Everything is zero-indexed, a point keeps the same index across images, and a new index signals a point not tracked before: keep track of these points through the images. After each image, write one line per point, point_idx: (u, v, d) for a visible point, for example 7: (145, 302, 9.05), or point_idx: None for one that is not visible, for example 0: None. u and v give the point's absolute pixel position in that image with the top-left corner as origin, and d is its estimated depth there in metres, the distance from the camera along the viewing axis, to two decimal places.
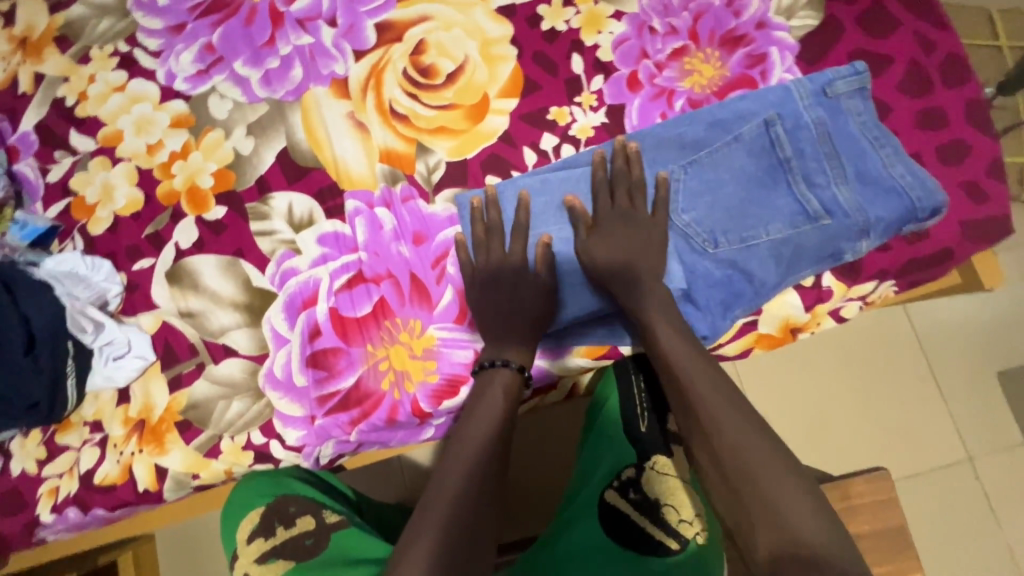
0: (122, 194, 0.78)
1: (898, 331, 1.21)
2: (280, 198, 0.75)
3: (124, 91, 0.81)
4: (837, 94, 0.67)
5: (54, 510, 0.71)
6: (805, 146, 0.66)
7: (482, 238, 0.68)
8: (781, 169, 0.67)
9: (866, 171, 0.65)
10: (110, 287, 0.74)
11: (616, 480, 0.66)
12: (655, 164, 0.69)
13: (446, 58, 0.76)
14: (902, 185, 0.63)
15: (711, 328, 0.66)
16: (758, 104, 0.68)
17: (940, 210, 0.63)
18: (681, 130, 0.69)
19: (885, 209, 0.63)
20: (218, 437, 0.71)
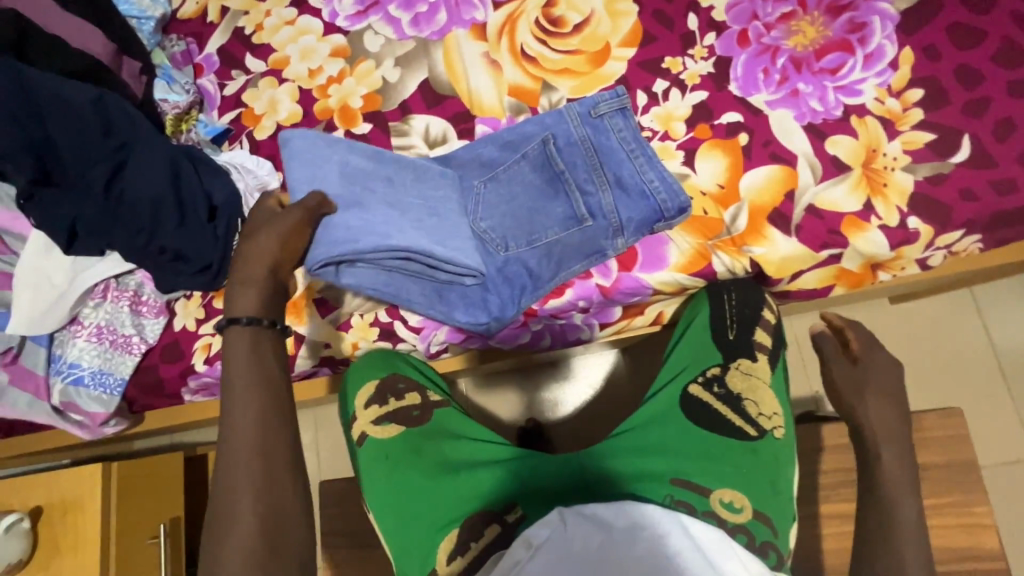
0: (285, 109, 0.92)
1: (965, 325, 1.20)
2: (419, 119, 0.87)
3: (293, 25, 0.95)
4: (601, 113, 0.78)
5: (206, 361, 0.84)
6: (575, 160, 0.77)
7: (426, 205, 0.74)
8: (558, 181, 0.77)
9: (622, 178, 0.76)
10: (270, 180, 0.87)
11: (701, 376, 0.76)
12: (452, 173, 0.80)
13: (574, 11, 0.86)
14: (651, 189, 0.74)
15: (500, 312, 0.77)
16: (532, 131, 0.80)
17: (686, 208, 0.73)
18: (478, 151, 0.81)
19: (634, 210, 0.74)
20: (349, 314, 0.82)
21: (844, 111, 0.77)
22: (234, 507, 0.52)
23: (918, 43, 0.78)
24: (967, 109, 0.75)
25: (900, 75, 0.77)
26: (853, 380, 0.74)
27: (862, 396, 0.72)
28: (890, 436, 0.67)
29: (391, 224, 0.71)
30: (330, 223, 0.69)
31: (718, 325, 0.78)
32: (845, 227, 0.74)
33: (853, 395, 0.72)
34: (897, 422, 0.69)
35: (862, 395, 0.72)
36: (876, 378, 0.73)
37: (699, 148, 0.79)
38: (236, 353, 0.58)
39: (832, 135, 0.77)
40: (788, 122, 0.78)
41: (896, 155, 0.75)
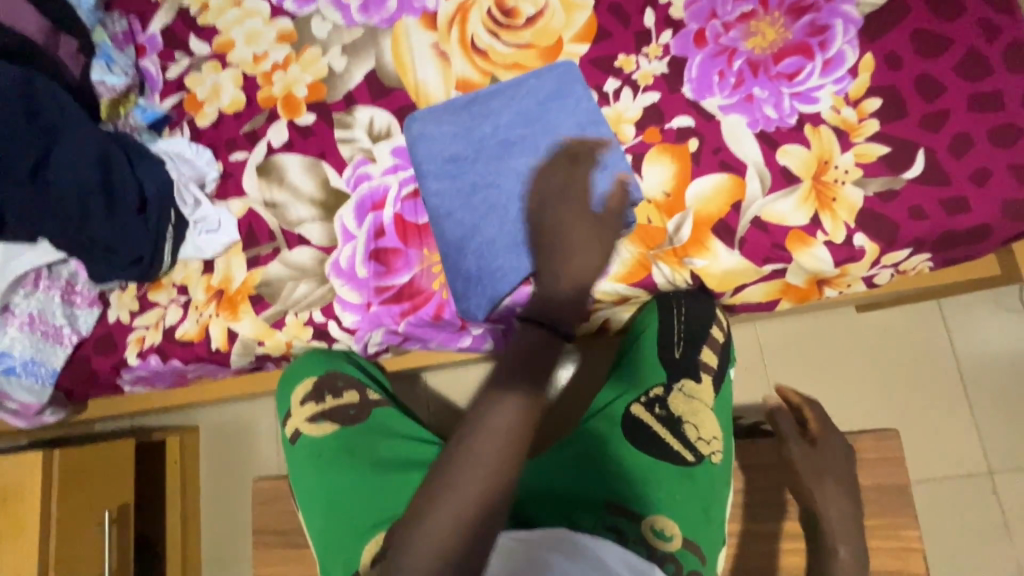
0: (228, 95, 0.88)
1: (929, 337, 1.19)
2: (364, 112, 0.84)
3: (240, 6, 0.91)
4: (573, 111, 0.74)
5: (139, 355, 0.82)
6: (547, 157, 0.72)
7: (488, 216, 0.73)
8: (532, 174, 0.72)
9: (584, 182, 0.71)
10: (209, 171, 0.84)
11: (644, 396, 0.76)
12: (428, 162, 0.76)
13: (528, 2, 0.83)
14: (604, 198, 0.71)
15: (469, 309, 0.75)
16: (524, 101, 0.75)
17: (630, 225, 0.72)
18: (454, 138, 0.76)
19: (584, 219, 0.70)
20: (284, 312, 0.80)
21: (798, 119, 0.74)
22: (455, 486, 0.52)
23: (879, 50, 0.74)
24: (923, 122, 0.72)
25: (859, 83, 0.74)
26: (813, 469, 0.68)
27: (821, 483, 0.67)
28: (842, 531, 0.64)
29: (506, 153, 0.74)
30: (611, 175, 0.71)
31: (665, 343, 0.78)
32: (790, 242, 0.71)
33: (808, 479, 0.68)
34: (854, 514, 0.66)
35: (820, 479, 0.68)
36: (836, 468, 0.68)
37: (647, 154, 0.76)
38: (532, 350, 0.58)
39: (784, 145, 0.74)
40: (740, 129, 0.75)
41: (847, 168, 0.72)
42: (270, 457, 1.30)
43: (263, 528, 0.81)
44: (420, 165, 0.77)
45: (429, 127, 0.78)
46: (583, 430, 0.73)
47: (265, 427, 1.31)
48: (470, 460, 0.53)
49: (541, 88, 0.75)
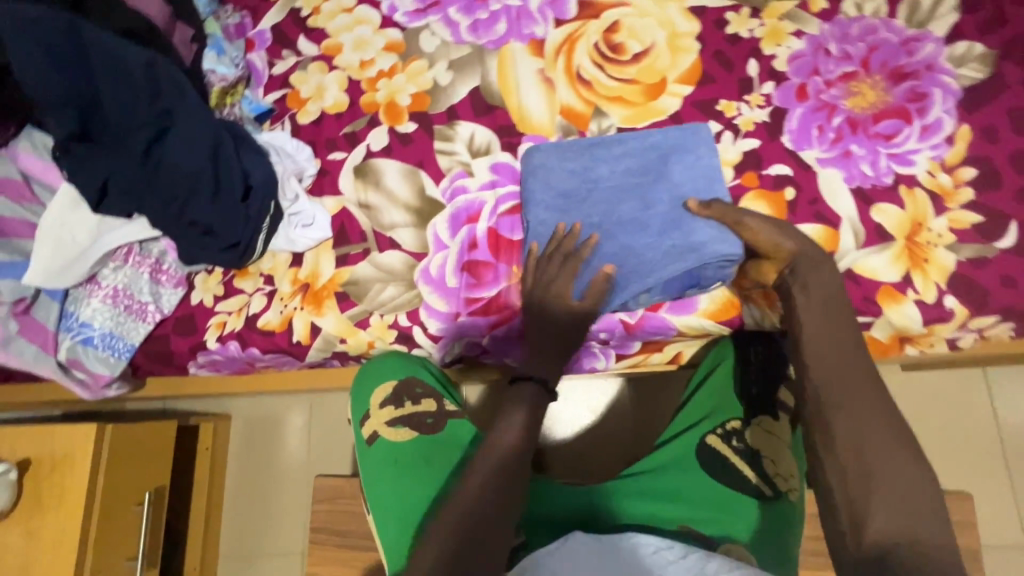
0: (331, 96, 0.91)
1: (975, 407, 1.15)
2: (465, 127, 0.86)
3: (351, 14, 0.94)
4: (679, 168, 0.76)
5: (219, 340, 0.83)
6: (639, 208, 0.75)
7: (553, 197, 0.78)
8: (627, 223, 0.74)
9: (655, 235, 0.73)
10: (308, 167, 0.87)
11: (721, 427, 0.75)
12: (534, 189, 0.79)
13: (635, 40, 0.86)
14: (666, 250, 0.71)
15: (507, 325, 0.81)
16: (655, 154, 0.77)
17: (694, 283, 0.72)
18: (568, 175, 0.78)
19: (644, 266, 0.72)
20: (369, 312, 0.81)
21: (894, 179, 0.77)
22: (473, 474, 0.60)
23: (977, 122, 0.78)
24: (1018, 195, 0.74)
25: (956, 151, 0.77)
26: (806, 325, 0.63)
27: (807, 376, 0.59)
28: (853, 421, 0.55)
29: (605, 204, 0.76)
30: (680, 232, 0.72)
31: (740, 378, 0.77)
32: (881, 297, 0.73)
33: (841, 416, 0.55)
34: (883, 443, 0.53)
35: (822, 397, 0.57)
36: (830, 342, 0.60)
37: (743, 198, 0.78)
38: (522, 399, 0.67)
39: (879, 203, 0.76)
40: (837, 183, 0.77)
41: (941, 232, 0.74)
42: (300, 455, 1.28)
43: (321, 526, 0.80)
44: (531, 193, 0.79)
45: (550, 160, 0.80)
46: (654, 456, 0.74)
47: (298, 424, 1.30)
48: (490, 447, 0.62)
49: (667, 145, 0.77)
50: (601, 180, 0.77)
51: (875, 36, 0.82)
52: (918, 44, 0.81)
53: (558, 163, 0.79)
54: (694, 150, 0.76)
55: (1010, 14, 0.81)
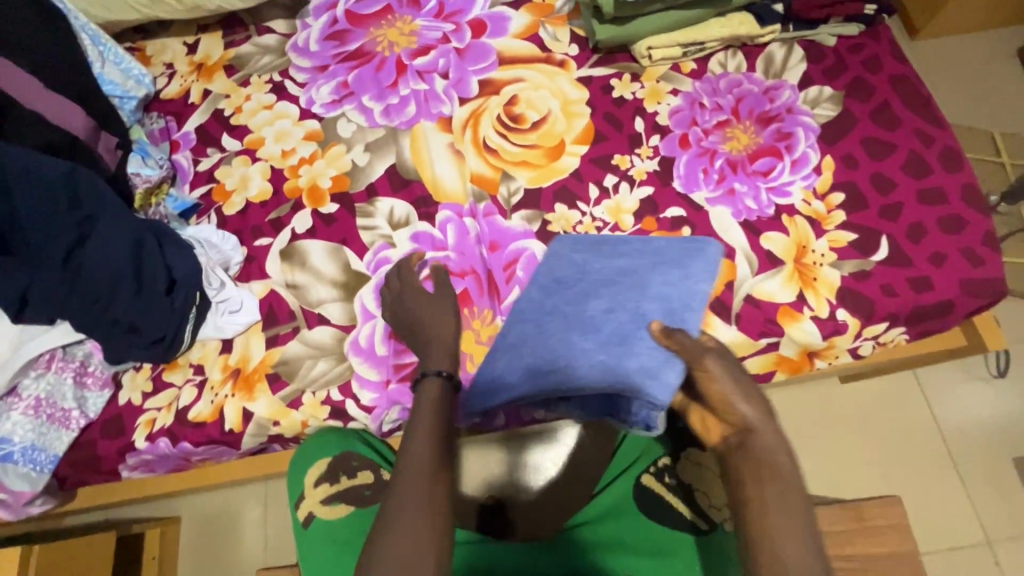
0: (255, 186, 0.95)
1: (913, 410, 1.20)
2: (384, 202, 0.91)
3: (271, 109, 1.01)
4: (663, 282, 0.73)
5: (148, 438, 0.81)
6: (604, 307, 0.74)
7: (547, 288, 0.81)
8: (585, 321, 0.75)
9: (601, 339, 0.71)
10: (234, 256, 0.89)
11: (653, 466, 0.77)
12: (540, 269, 0.83)
13: (532, 110, 0.95)
14: (606, 360, 0.69)
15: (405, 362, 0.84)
16: (651, 265, 0.76)
17: (641, 421, 0.68)
18: (574, 262, 0.81)
19: (583, 370, 0.70)
20: (301, 390, 0.81)
21: (776, 210, 0.84)
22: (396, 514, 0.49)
23: (838, 152, 0.87)
24: (883, 212, 0.83)
25: (824, 179, 0.85)
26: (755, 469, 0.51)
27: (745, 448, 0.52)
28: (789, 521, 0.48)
29: (581, 293, 0.78)
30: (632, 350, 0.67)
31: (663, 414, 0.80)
32: (781, 317, 0.79)
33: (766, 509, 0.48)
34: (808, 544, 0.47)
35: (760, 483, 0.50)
36: (779, 490, 0.49)
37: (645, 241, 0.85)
38: (427, 402, 0.60)
39: (766, 232, 0.83)
40: (726, 218, 0.84)
41: (823, 252, 0.81)
42: (256, 552, 1.22)
43: None
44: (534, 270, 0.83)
45: (563, 249, 0.83)
46: (592, 506, 0.75)
47: (253, 517, 1.24)
48: (411, 463, 0.52)
49: (666, 257, 0.77)
50: (586, 270, 0.80)
51: (740, 88, 0.93)
52: (778, 91, 0.92)
53: (567, 249, 0.83)
54: (690, 260, 0.75)
55: (849, 60, 0.93)
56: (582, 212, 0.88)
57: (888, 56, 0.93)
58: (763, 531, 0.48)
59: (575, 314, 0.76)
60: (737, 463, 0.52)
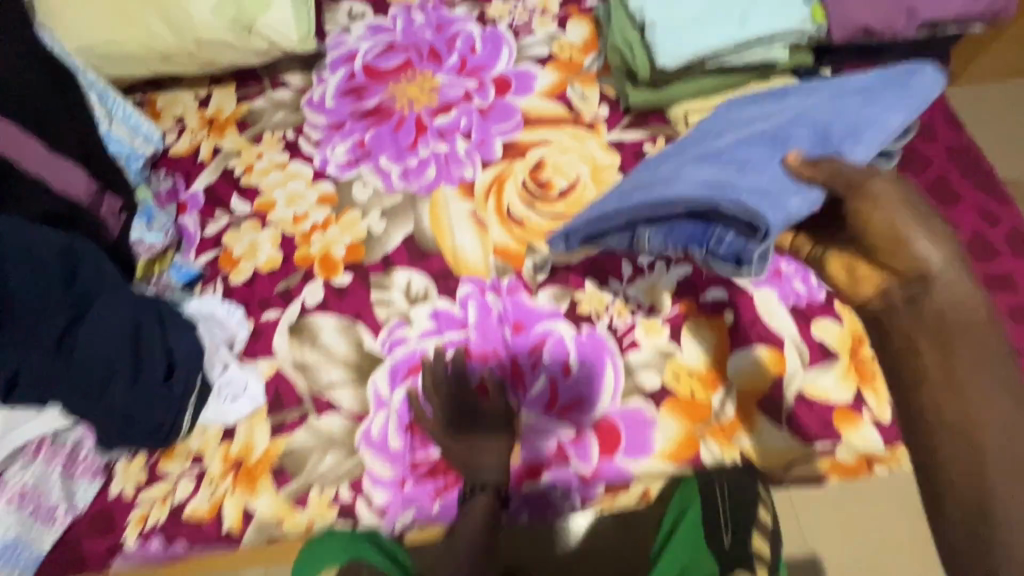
0: (265, 253, 0.90)
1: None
2: (401, 274, 0.85)
3: (283, 169, 0.96)
4: (856, 94, 0.64)
5: (139, 537, 0.74)
6: (792, 135, 0.60)
7: (709, 132, 0.69)
8: (715, 156, 0.63)
9: (760, 157, 0.59)
10: (239, 331, 0.83)
11: None
12: (720, 111, 0.72)
13: (560, 176, 0.89)
14: (732, 165, 0.60)
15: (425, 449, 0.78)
16: (823, 106, 0.63)
17: (793, 212, 0.54)
18: (739, 117, 0.69)
19: (681, 189, 0.60)
20: (307, 487, 0.75)
21: (828, 293, 0.77)
22: None
23: None
24: None
25: None
26: (940, 342, 0.44)
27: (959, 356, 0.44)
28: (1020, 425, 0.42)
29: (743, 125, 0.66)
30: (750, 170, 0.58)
31: (721, 527, 0.67)
32: (839, 419, 0.71)
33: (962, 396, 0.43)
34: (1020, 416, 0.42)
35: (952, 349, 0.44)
36: (973, 361, 0.43)
37: (684, 325, 0.77)
38: (473, 511, 0.70)
39: (817, 319, 0.76)
40: (774, 302, 0.77)
41: None
42: None
43: None
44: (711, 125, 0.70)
45: (731, 113, 0.70)
46: None
47: None
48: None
49: (862, 91, 0.64)
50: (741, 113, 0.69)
51: None
52: None
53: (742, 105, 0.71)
54: (863, 104, 0.62)
55: None
56: (615, 292, 0.80)
57: (944, 123, 0.87)
58: (947, 377, 0.44)
59: (706, 151, 0.65)
60: (908, 335, 0.46)
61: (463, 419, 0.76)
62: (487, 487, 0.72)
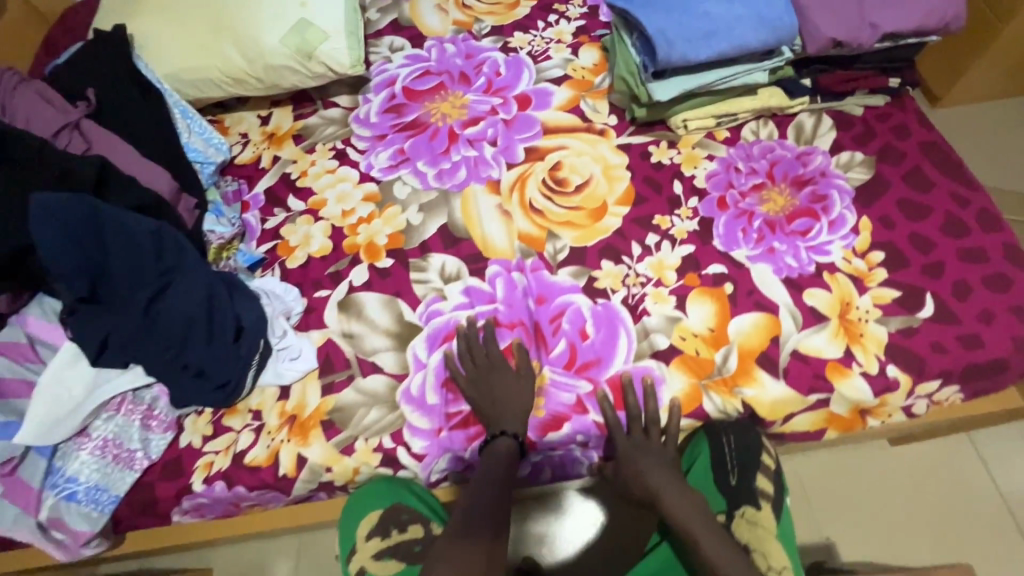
0: (317, 242, 1.02)
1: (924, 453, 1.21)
2: (436, 257, 0.97)
3: (334, 173, 1.10)
4: None
5: (205, 480, 0.85)
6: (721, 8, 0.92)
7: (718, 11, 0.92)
8: (685, 26, 0.91)
9: (703, 13, 0.92)
10: (295, 305, 0.95)
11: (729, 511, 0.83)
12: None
13: (576, 174, 1.02)
14: (692, 25, 0.91)
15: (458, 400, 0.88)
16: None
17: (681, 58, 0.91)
18: None
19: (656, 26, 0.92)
20: (353, 437, 0.85)
21: (816, 267, 0.87)
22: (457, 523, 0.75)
23: (874, 213, 0.90)
24: (925, 270, 0.85)
25: (862, 239, 0.88)
26: (635, 470, 0.80)
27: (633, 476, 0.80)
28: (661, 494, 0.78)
29: None
30: (696, 37, 0.91)
31: (733, 470, 0.83)
32: (830, 372, 0.80)
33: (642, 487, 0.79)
34: (678, 490, 0.78)
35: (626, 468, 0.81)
36: (650, 472, 0.80)
37: (689, 296, 0.87)
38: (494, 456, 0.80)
39: (808, 288, 0.85)
40: (768, 275, 0.87)
41: (868, 308, 0.83)
42: None
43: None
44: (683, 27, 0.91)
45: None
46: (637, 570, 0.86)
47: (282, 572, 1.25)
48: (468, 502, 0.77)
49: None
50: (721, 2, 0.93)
51: (773, 154, 0.98)
52: (810, 156, 0.97)
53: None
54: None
55: (878, 128, 0.98)
56: (627, 267, 0.91)
57: (915, 124, 0.98)
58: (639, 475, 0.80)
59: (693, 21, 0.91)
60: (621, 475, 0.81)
61: (490, 377, 0.84)
62: (509, 432, 0.82)
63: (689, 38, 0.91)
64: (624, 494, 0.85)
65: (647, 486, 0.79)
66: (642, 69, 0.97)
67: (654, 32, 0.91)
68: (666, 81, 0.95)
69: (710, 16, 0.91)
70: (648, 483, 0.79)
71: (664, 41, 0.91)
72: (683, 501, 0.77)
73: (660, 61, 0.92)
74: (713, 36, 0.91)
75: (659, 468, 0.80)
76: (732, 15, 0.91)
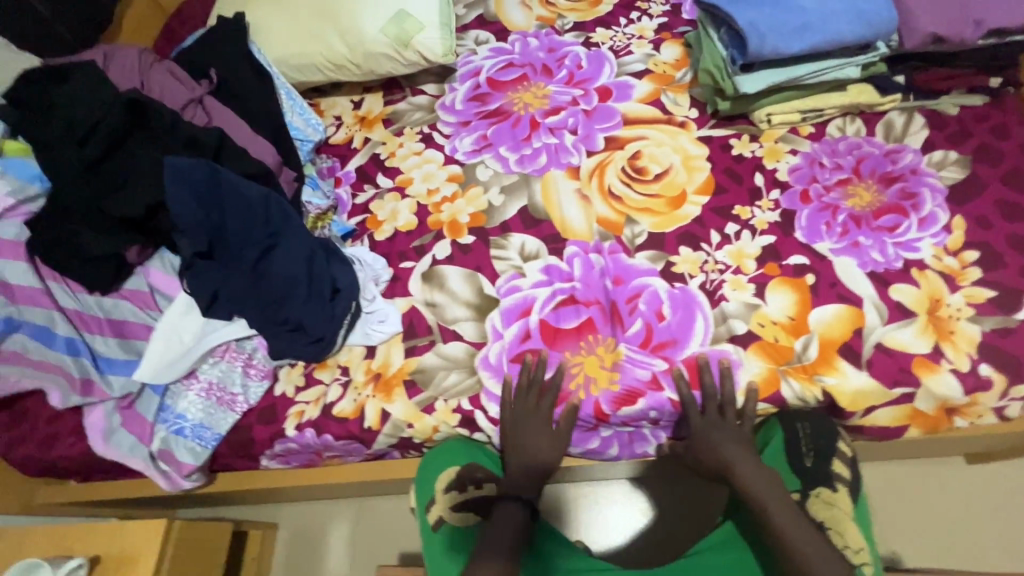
0: (403, 217, 1.09)
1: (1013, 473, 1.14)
2: (516, 237, 1.01)
3: (420, 155, 1.16)
4: None
5: (297, 427, 0.92)
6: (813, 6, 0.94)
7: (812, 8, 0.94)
8: (778, 21, 0.93)
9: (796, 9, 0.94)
10: (383, 273, 1.01)
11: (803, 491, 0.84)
12: None
13: (655, 163, 1.04)
14: (784, 20, 0.93)
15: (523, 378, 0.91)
16: None
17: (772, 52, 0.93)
18: None
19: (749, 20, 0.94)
20: (434, 398, 0.90)
21: (904, 263, 0.86)
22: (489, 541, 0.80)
23: (969, 213, 0.88)
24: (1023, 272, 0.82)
25: (955, 237, 0.86)
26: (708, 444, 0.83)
27: (707, 448, 0.83)
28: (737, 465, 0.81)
29: None
30: (788, 31, 0.93)
31: (810, 454, 0.83)
32: (915, 367, 0.80)
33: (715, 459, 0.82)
34: (752, 467, 0.81)
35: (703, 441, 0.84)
36: (724, 448, 0.82)
37: (769, 284, 0.88)
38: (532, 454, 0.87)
39: (895, 284, 0.84)
40: (853, 269, 0.86)
41: (959, 307, 0.82)
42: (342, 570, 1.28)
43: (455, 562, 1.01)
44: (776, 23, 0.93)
45: None
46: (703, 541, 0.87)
47: (341, 533, 1.31)
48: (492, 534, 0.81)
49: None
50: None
51: (861, 150, 0.97)
52: (900, 154, 0.95)
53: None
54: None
55: (974, 128, 0.95)
56: (705, 254, 0.92)
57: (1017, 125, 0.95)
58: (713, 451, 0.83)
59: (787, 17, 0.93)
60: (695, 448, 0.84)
61: (523, 422, 0.87)
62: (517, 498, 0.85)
63: (780, 32, 0.93)
64: (693, 466, 0.88)
65: (720, 458, 0.82)
66: (729, 61, 0.99)
67: (746, 25, 0.93)
68: (754, 74, 0.97)
69: (803, 11, 0.93)
70: (721, 458, 0.82)
71: (756, 34, 0.93)
72: (755, 475, 0.80)
73: (750, 53, 0.94)
74: (805, 31, 0.92)
75: (735, 442, 0.83)
76: (826, 12, 0.93)
